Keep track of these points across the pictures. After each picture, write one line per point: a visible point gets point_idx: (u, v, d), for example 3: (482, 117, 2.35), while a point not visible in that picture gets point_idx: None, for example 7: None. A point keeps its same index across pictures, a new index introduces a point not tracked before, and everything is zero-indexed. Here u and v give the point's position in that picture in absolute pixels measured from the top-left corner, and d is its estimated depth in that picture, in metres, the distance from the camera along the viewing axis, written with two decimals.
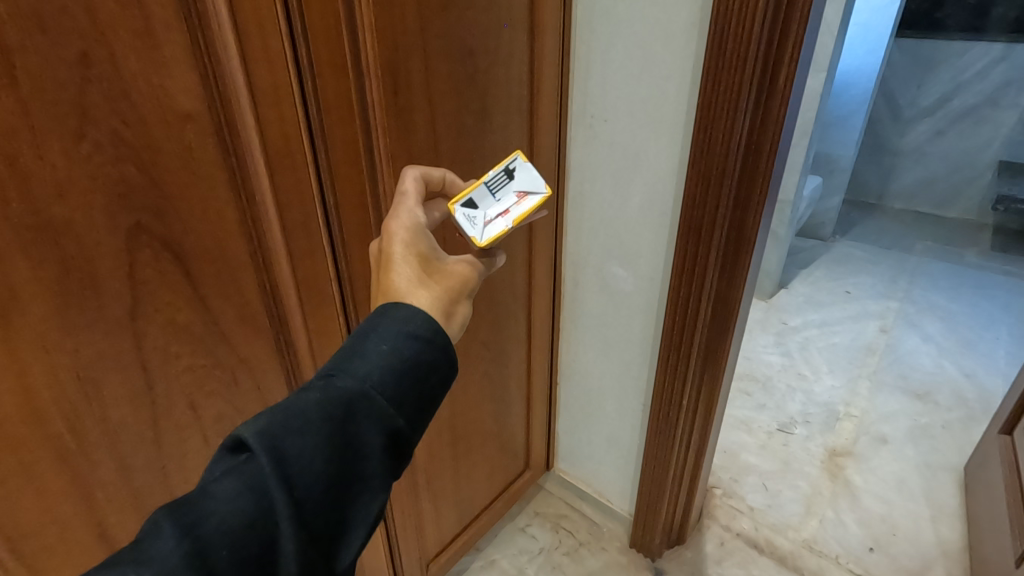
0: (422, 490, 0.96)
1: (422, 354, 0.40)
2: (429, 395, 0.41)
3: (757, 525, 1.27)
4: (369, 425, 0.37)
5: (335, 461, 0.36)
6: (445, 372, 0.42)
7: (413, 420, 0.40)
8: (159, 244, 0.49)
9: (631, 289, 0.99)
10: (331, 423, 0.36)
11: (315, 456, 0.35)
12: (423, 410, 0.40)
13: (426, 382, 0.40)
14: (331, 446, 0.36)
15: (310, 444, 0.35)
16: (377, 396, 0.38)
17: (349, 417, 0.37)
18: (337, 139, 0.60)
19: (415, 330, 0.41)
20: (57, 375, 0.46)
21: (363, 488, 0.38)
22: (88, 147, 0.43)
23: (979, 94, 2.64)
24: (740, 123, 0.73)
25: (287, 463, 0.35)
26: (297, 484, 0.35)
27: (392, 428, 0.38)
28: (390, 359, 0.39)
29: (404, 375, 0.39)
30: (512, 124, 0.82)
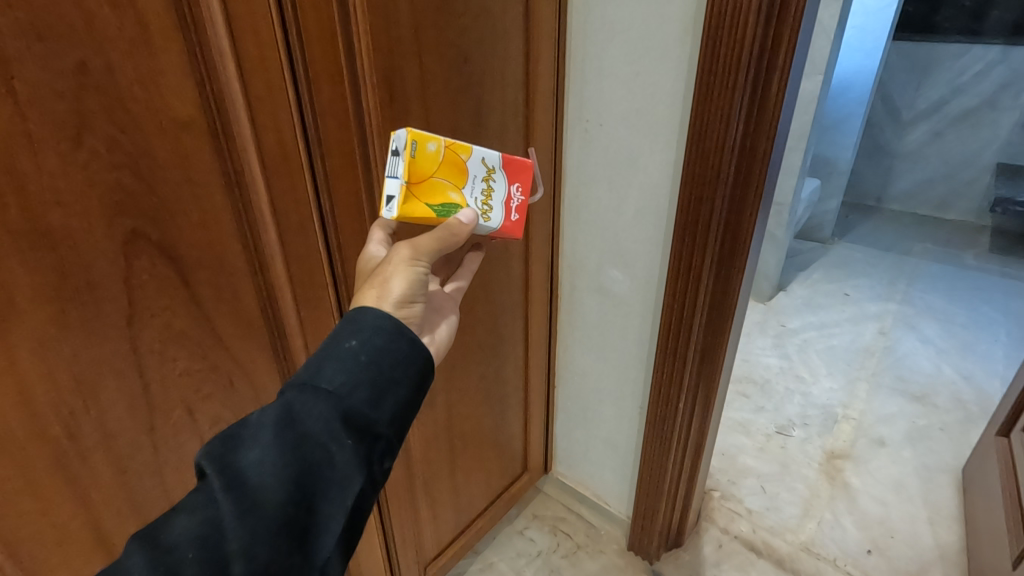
0: (420, 493, 0.96)
1: (368, 342, 0.44)
2: (388, 376, 0.44)
3: (755, 528, 1.27)
4: (323, 412, 0.41)
5: (296, 452, 0.40)
6: (402, 354, 0.45)
7: (373, 401, 0.43)
8: (155, 249, 0.49)
9: (627, 293, 0.99)
10: (283, 418, 0.40)
11: (273, 449, 0.39)
12: (383, 390, 0.43)
13: (375, 369, 0.43)
14: (285, 443, 0.40)
15: (267, 439, 0.40)
16: (326, 386, 0.42)
17: (301, 410, 0.41)
18: (332, 146, 0.61)
19: (360, 325, 0.45)
20: (54, 379, 0.47)
21: (333, 473, 0.41)
22: (85, 154, 0.43)
23: (977, 96, 2.64)
24: (734, 128, 0.73)
25: (249, 460, 0.39)
26: (261, 476, 0.39)
27: (348, 412, 0.42)
28: (333, 357, 0.43)
29: (351, 363, 0.43)
30: (508, 128, 0.83)
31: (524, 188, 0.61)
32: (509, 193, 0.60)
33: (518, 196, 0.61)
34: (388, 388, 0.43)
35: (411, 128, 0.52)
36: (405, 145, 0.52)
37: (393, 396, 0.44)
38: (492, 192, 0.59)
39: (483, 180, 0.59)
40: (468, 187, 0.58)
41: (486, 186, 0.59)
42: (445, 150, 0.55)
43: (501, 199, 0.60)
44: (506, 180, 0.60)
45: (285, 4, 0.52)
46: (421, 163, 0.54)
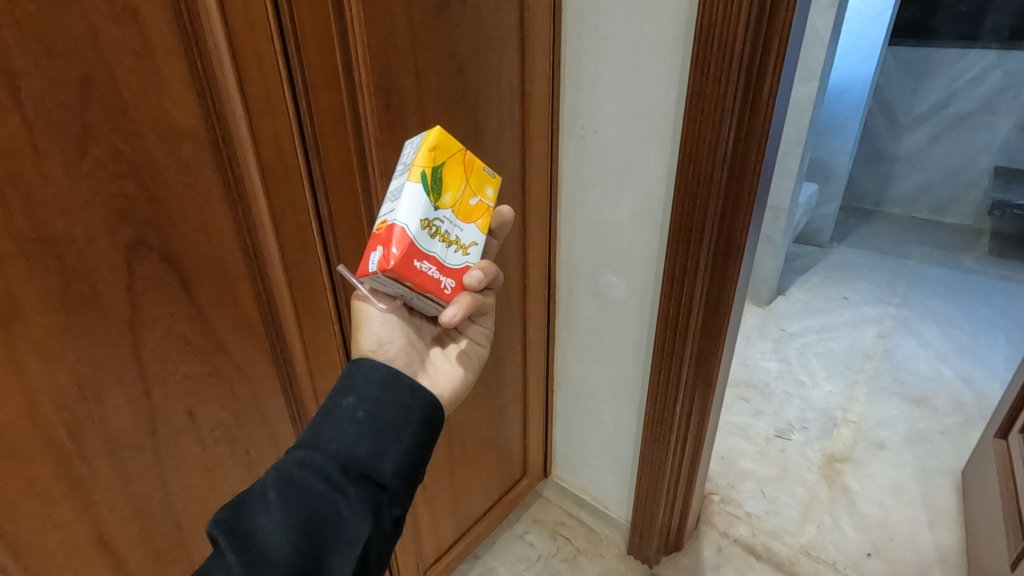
0: (420, 498, 0.97)
1: (365, 397, 0.48)
2: (387, 427, 0.47)
3: (755, 531, 1.27)
4: (325, 464, 0.44)
5: (304, 505, 0.42)
6: (400, 403, 0.48)
7: (375, 450, 0.46)
8: (158, 256, 0.51)
9: (623, 297, 1.00)
10: (289, 475, 0.44)
11: (281, 504, 0.42)
12: (383, 439, 0.47)
13: (373, 420, 0.47)
14: (290, 499, 0.42)
15: (275, 496, 0.42)
16: (327, 442, 0.45)
17: (306, 466, 0.44)
18: (330, 154, 0.62)
19: (356, 383, 0.49)
20: (57, 384, 0.48)
21: (342, 523, 0.43)
22: (89, 164, 0.44)
23: (973, 100, 2.66)
24: (725, 133, 0.75)
25: (259, 515, 0.41)
26: (272, 530, 0.41)
27: (351, 462, 0.45)
28: (332, 416, 0.47)
29: (350, 418, 0.47)
30: (503, 135, 0.84)
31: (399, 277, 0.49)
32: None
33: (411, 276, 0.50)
34: (388, 438, 0.47)
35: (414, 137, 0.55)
36: None
37: (394, 445, 0.47)
38: None
39: None
40: None
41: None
42: None
43: None
44: None
45: (284, 15, 0.53)
46: None
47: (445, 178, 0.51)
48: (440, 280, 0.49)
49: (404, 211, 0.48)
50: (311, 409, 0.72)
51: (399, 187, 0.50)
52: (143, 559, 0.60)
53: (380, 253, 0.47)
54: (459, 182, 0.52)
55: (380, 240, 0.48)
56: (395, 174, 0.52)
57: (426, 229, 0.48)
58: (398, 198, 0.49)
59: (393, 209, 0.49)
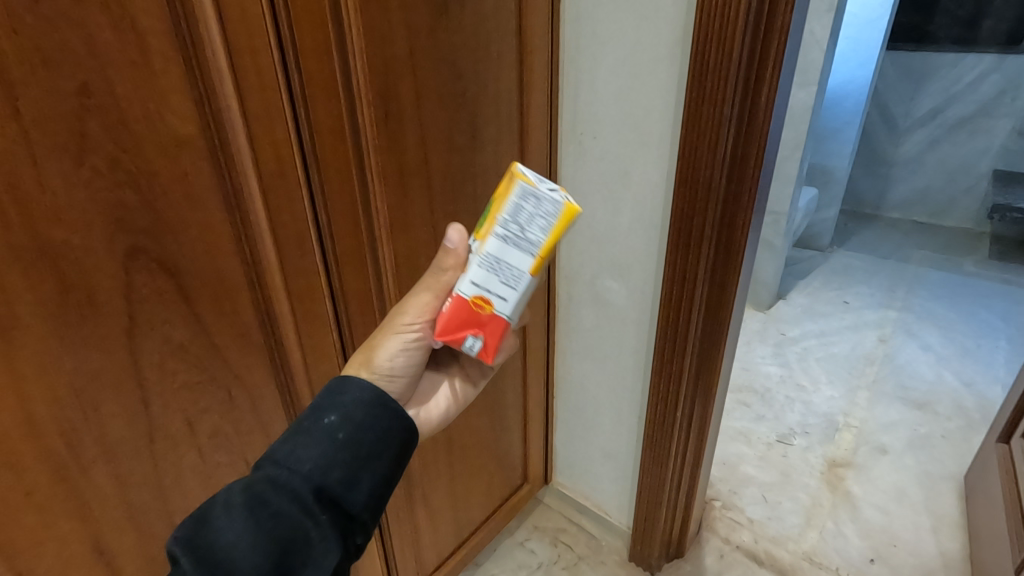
0: (420, 505, 0.96)
1: (347, 419, 0.47)
2: (366, 451, 0.46)
3: (757, 537, 1.26)
4: (299, 488, 0.43)
5: (272, 530, 0.42)
6: (380, 430, 0.47)
7: (349, 479, 0.45)
8: (156, 265, 0.50)
9: (623, 303, 1.00)
10: (260, 496, 0.43)
11: (249, 528, 0.41)
12: (358, 468, 0.46)
13: (351, 443, 0.46)
14: (259, 523, 0.42)
15: (242, 517, 0.42)
16: (303, 464, 0.44)
17: (278, 487, 0.43)
18: (330, 162, 0.62)
19: (338, 400, 0.47)
20: (55, 394, 0.47)
21: (308, 552, 0.43)
22: (87, 173, 0.44)
23: (972, 104, 2.66)
24: (724, 139, 0.75)
25: (223, 536, 0.41)
26: (237, 554, 0.40)
27: (324, 488, 0.44)
28: (311, 433, 0.45)
29: (328, 440, 0.45)
30: (502, 141, 0.84)
31: None
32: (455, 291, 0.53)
33: None
34: (364, 466, 0.46)
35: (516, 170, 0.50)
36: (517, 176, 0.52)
37: (368, 473, 0.46)
38: None
39: None
40: None
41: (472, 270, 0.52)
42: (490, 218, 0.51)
43: None
44: None
45: (281, 23, 0.53)
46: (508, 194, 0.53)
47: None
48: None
49: (513, 311, 0.53)
50: None
51: (518, 277, 0.51)
52: (140, 569, 0.59)
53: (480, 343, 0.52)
54: None
55: (484, 330, 0.52)
56: (513, 245, 0.51)
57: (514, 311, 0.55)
58: (516, 293, 0.51)
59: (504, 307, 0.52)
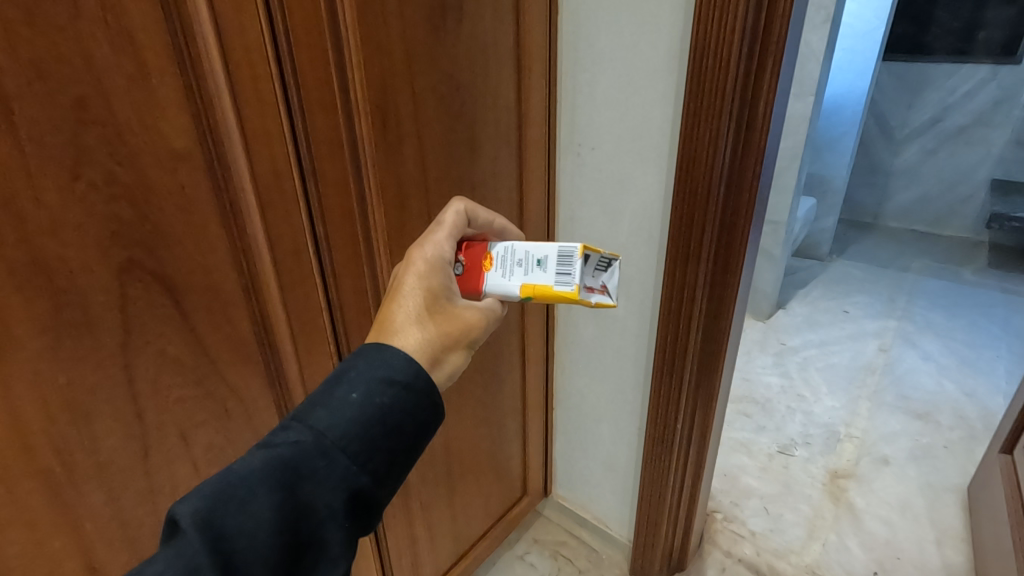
0: (418, 518, 0.95)
1: (397, 405, 0.42)
2: (406, 445, 0.42)
3: (759, 550, 1.25)
4: (333, 480, 0.39)
5: (293, 522, 0.38)
6: (424, 422, 0.43)
7: (382, 475, 0.41)
8: (152, 278, 0.50)
9: (622, 314, 0.99)
10: (289, 480, 0.38)
11: (271, 518, 0.37)
12: (393, 462, 0.41)
13: (397, 434, 0.41)
14: (282, 512, 0.38)
15: (267, 504, 0.37)
16: (345, 446, 0.39)
17: (310, 474, 0.39)
18: (328, 175, 0.62)
19: (392, 381, 0.42)
20: (48, 409, 0.47)
21: (323, 549, 0.39)
22: (83, 187, 0.44)
23: (968, 114, 2.68)
24: (722, 150, 0.75)
25: (239, 522, 0.37)
26: (254, 547, 0.36)
27: (356, 483, 0.40)
28: (357, 412, 0.40)
29: (373, 426, 0.40)
30: (500, 153, 0.84)
31: None
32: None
33: None
34: (400, 461, 0.42)
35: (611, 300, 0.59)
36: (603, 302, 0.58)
37: (401, 469, 0.42)
38: None
39: None
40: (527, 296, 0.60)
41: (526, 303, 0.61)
42: None
43: None
44: None
45: (279, 37, 0.53)
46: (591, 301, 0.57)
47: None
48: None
49: None
50: None
51: None
52: None
53: None
54: None
55: None
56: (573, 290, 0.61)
57: None
58: None
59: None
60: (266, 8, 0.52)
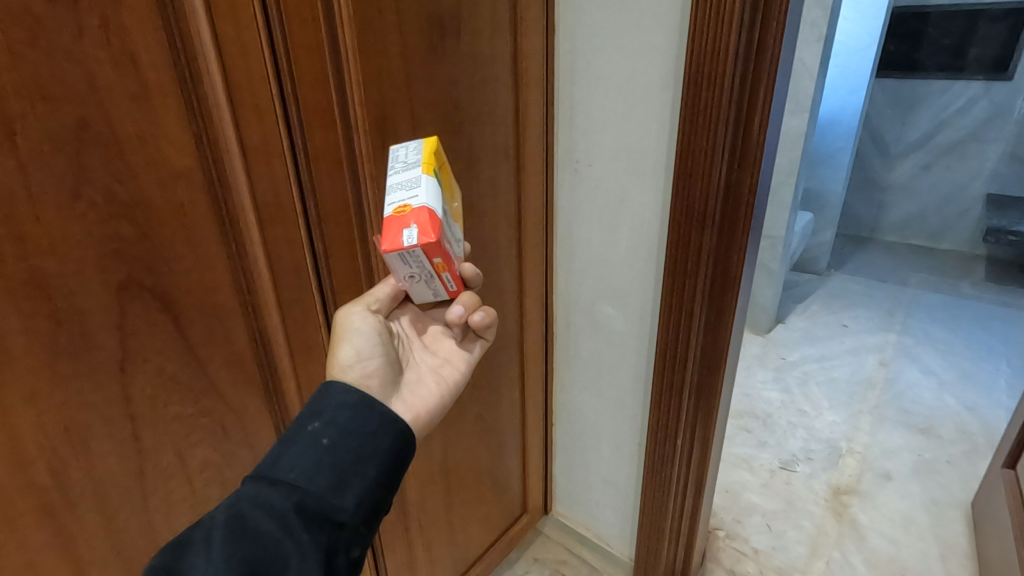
0: (416, 537, 0.94)
1: (332, 423, 0.46)
2: (353, 457, 0.45)
3: (762, 569, 1.23)
4: (280, 503, 0.42)
5: (250, 548, 0.40)
6: (368, 433, 0.46)
7: (335, 486, 0.44)
8: (150, 296, 0.50)
9: (620, 330, 0.99)
10: (239, 512, 0.42)
11: (225, 550, 0.40)
12: (344, 473, 0.44)
13: (337, 449, 0.45)
14: (235, 543, 0.40)
15: (219, 538, 0.40)
16: (287, 471, 0.43)
17: (258, 502, 0.42)
18: (327, 193, 0.62)
19: (325, 407, 0.47)
20: (44, 428, 0.47)
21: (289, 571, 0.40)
22: (83, 205, 0.44)
23: (962, 129, 2.70)
24: (718, 166, 0.75)
25: (196, 566, 0.39)
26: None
27: (307, 499, 0.43)
28: (292, 441, 0.45)
29: (313, 446, 0.44)
30: (499, 169, 0.85)
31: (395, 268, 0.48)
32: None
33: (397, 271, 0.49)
34: (352, 470, 0.45)
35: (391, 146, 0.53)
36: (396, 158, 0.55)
37: (358, 479, 0.45)
38: None
39: None
40: None
41: None
42: None
43: None
44: None
45: (279, 56, 0.54)
46: None
47: (443, 180, 0.52)
48: (452, 267, 0.50)
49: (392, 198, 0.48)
50: None
51: (414, 178, 0.48)
52: None
53: (417, 230, 0.45)
54: None
55: (410, 219, 0.45)
56: (394, 172, 0.51)
57: None
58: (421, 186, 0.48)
59: (419, 196, 0.47)
60: (267, 28, 0.52)
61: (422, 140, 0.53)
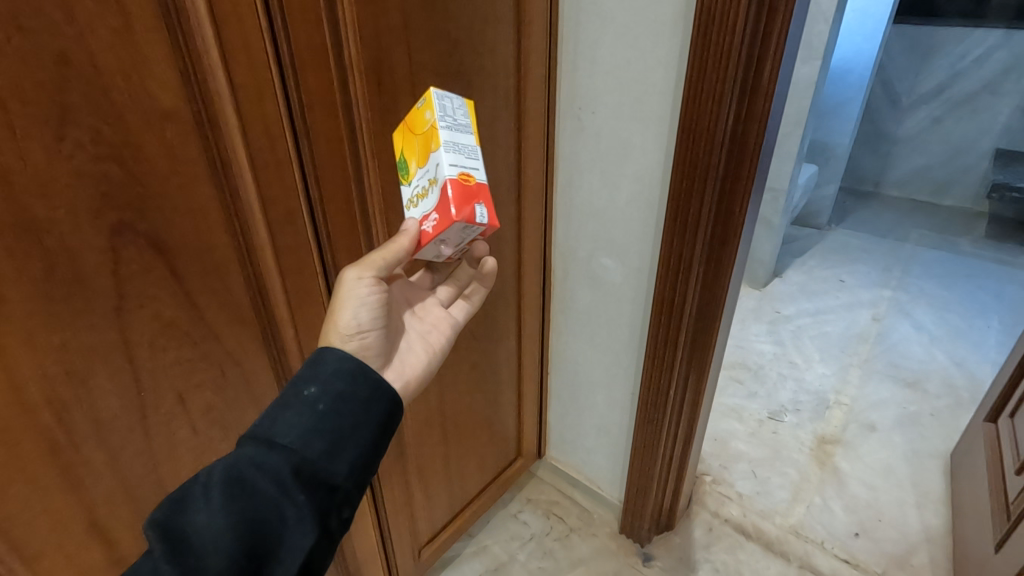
0: (414, 478, 0.97)
1: (327, 389, 0.47)
2: (348, 423, 0.46)
3: (745, 512, 1.27)
4: (277, 465, 0.43)
5: (249, 508, 0.42)
6: (361, 401, 0.47)
7: (330, 450, 0.45)
8: (144, 241, 0.49)
9: (618, 281, 0.99)
10: (236, 473, 0.42)
11: (223, 507, 0.41)
12: (339, 438, 0.45)
13: (333, 414, 0.46)
14: (232, 501, 0.41)
15: (217, 496, 0.41)
16: (283, 435, 0.44)
17: (255, 463, 0.43)
18: (321, 137, 0.61)
19: (320, 373, 0.48)
20: (45, 371, 0.47)
21: (287, 530, 0.42)
22: (69, 146, 0.43)
23: (978, 80, 2.62)
24: (724, 116, 0.73)
25: (201, 518, 0.41)
26: (213, 533, 0.40)
27: (304, 463, 0.44)
28: (288, 404, 0.46)
29: (308, 412, 0.45)
30: (499, 115, 0.82)
31: (433, 227, 0.52)
32: (428, 212, 0.53)
33: (428, 227, 0.53)
34: (346, 436, 0.46)
35: (430, 91, 0.54)
36: (421, 98, 0.55)
37: (351, 444, 0.46)
38: (423, 199, 0.54)
39: (428, 181, 0.54)
40: (419, 171, 0.55)
41: (424, 189, 0.54)
42: (430, 127, 0.53)
43: (423, 209, 0.54)
44: (432, 203, 0.52)
45: None
46: (419, 117, 0.56)
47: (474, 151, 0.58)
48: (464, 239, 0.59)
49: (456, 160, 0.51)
50: None
51: (474, 151, 0.54)
52: (136, 544, 0.59)
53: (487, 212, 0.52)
54: (412, 140, 0.57)
55: (478, 195, 0.52)
56: (449, 125, 0.53)
57: (428, 183, 0.53)
58: (479, 163, 0.54)
59: (480, 172, 0.53)
60: None
61: (464, 97, 0.57)
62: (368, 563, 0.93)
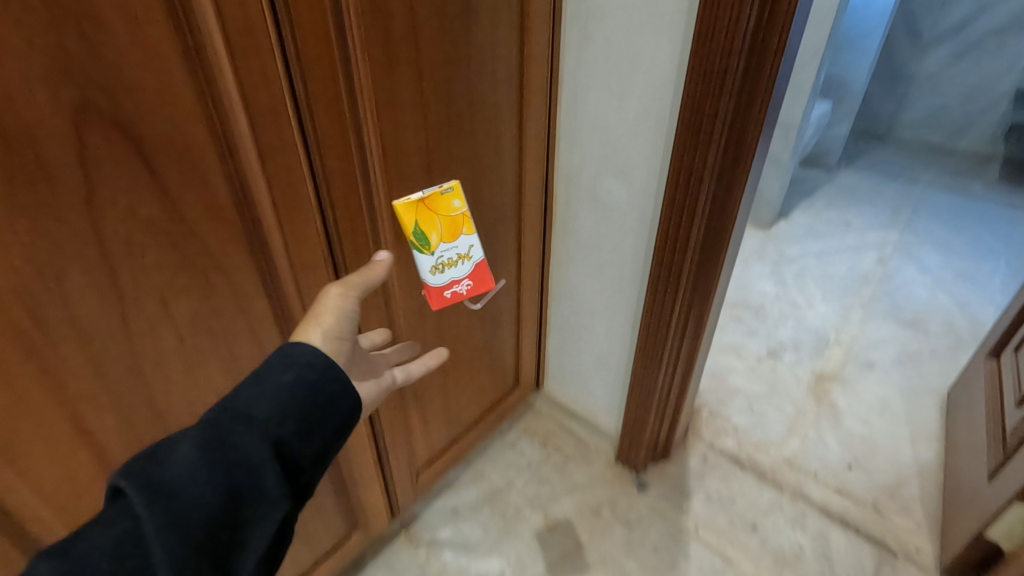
0: (411, 403, 0.96)
1: (306, 367, 0.47)
2: (321, 405, 0.47)
3: (741, 443, 1.30)
4: (252, 439, 0.43)
5: (225, 473, 0.41)
6: (337, 386, 0.48)
7: (301, 433, 0.45)
8: (111, 125, 0.45)
9: (622, 204, 0.95)
10: (211, 440, 0.42)
11: (197, 471, 0.40)
12: (313, 424, 0.46)
13: (310, 395, 0.46)
14: (207, 465, 0.41)
15: (194, 454, 0.41)
16: (261, 410, 0.44)
17: (232, 433, 0.43)
18: (305, 24, 0.55)
19: (300, 352, 0.48)
20: (12, 262, 0.43)
21: (261, 501, 0.42)
22: (15, 6, 0.38)
23: (1005, 14, 2.48)
24: (745, 16, 0.67)
25: (169, 476, 0.40)
26: (184, 494, 0.39)
27: (277, 441, 0.44)
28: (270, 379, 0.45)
29: (283, 392, 0.45)
30: (500, 16, 0.75)
31: None
32: None
33: None
34: (318, 422, 0.46)
35: None
36: None
37: (321, 431, 0.47)
38: None
39: None
40: None
41: None
42: None
43: None
44: None
45: None
46: None
47: None
48: None
49: None
50: (295, 311, 0.68)
51: None
52: (128, 453, 0.58)
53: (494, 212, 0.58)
54: None
55: None
56: None
57: None
58: None
59: None
60: None
61: None
62: (366, 484, 0.94)
